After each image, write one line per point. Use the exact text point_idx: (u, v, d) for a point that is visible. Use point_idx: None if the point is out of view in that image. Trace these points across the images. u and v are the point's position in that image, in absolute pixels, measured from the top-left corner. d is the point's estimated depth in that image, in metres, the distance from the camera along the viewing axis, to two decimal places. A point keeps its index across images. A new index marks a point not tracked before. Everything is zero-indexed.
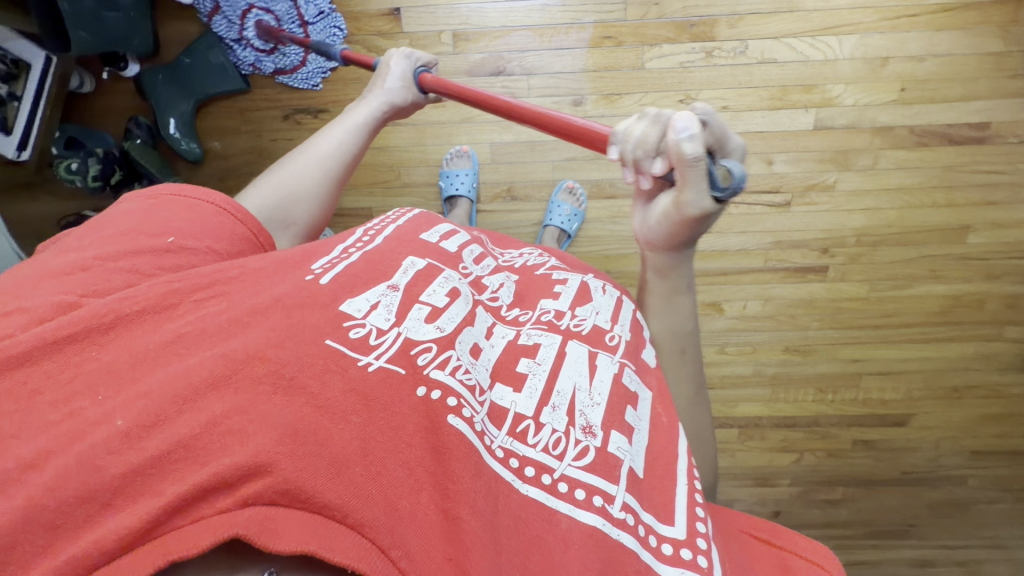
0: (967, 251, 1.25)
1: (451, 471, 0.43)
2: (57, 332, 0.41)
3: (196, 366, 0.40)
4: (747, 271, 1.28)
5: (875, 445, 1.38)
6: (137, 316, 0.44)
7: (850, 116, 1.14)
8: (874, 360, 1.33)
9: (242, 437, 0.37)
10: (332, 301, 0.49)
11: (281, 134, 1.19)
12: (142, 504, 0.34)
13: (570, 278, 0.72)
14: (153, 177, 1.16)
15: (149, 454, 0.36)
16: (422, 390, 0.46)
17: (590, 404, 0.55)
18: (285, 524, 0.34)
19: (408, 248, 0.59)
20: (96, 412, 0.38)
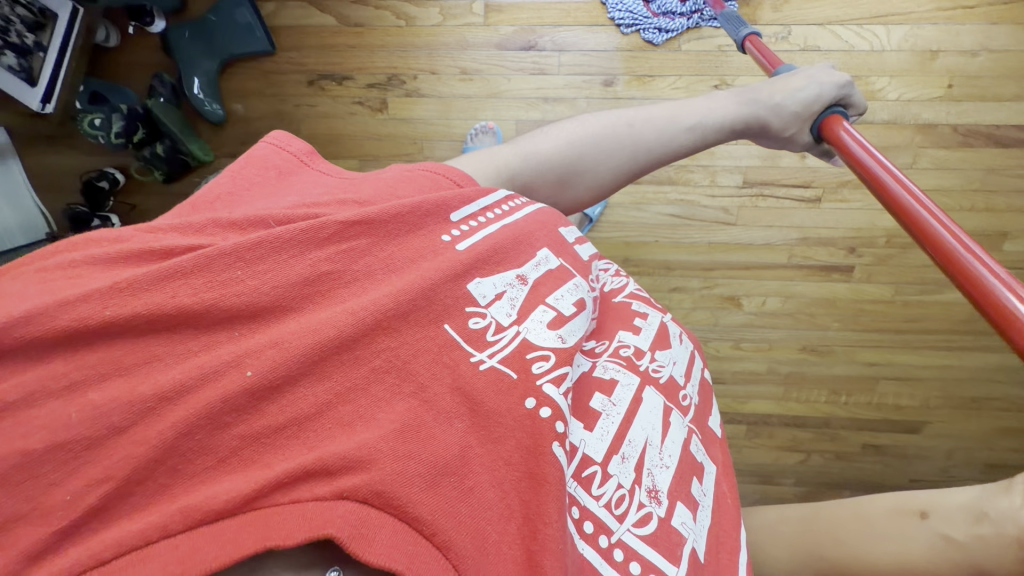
0: (1004, 259, 1.17)
1: (543, 510, 0.42)
2: (206, 252, 0.38)
3: (326, 322, 0.39)
4: (769, 267, 1.26)
5: (886, 452, 1.41)
6: (281, 244, 0.41)
7: (892, 111, 1.09)
8: (894, 366, 1.34)
9: (353, 427, 0.37)
10: (464, 275, 0.48)
11: (304, 99, 1.17)
12: (253, 472, 0.34)
13: (651, 314, 0.70)
14: (175, 137, 1.16)
15: (270, 421, 0.35)
16: (531, 402, 0.45)
17: (659, 464, 0.56)
18: (378, 530, 0.34)
19: (546, 239, 0.58)
20: (231, 351, 0.36)
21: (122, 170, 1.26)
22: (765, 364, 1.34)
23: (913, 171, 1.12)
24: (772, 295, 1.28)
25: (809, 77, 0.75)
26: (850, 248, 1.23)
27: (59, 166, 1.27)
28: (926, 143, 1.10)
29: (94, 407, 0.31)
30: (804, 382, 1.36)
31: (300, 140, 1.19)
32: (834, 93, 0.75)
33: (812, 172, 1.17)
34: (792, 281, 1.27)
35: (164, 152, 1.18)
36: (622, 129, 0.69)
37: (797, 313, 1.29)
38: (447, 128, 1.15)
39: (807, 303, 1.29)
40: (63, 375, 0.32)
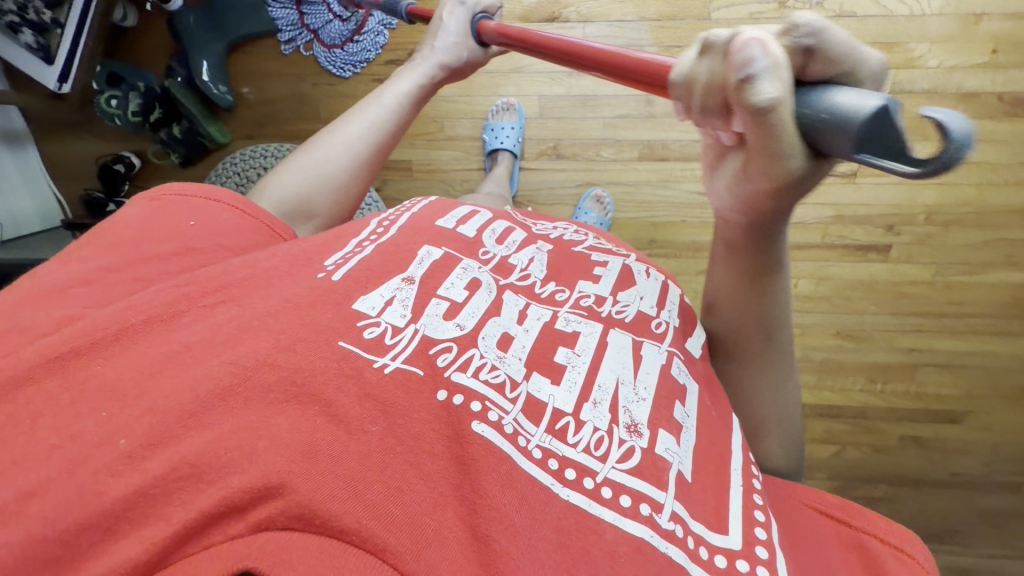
0: None
1: (478, 485, 0.42)
2: (54, 351, 0.40)
3: (204, 377, 0.40)
4: (802, 246, 1.21)
5: (926, 445, 1.33)
6: (138, 329, 0.43)
7: (933, 80, 1.04)
8: (936, 352, 1.27)
9: (250, 454, 0.38)
10: (345, 299, 0.49)
11: (325, 78, 1.15)
12: (150, 530, 0.35)
13: (610, 258, 0.68)
14: (194, 118, 1.14)
15: (151, 474, 0.37)
16: (442, 394, 0.46)
17: (634, 399, 0.52)
18: (296, 553, 0.35)
19: (423, 236, 0.58)
20: (95, 434, 0.37)
21: (138, 155, 1.24)
22: (799, 352, 1.28)
23: None
24: (804, 277, 1.23)
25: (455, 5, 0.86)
26: (887, 226, 1.18)
27: (74, 153, 1.24)
28: (971, 114, 1.06)
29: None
30: (840, 369, 1.30)
31: (319, 121, 1.17)
32: (467, 10, 0.85)
33: None
34: (827, 262, 1.22)
35: (182, 133, 1.17)
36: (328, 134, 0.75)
37: (833, 296, 1.24)
38: (468, 103, 1.16)
39: (843, 286, 1.23)
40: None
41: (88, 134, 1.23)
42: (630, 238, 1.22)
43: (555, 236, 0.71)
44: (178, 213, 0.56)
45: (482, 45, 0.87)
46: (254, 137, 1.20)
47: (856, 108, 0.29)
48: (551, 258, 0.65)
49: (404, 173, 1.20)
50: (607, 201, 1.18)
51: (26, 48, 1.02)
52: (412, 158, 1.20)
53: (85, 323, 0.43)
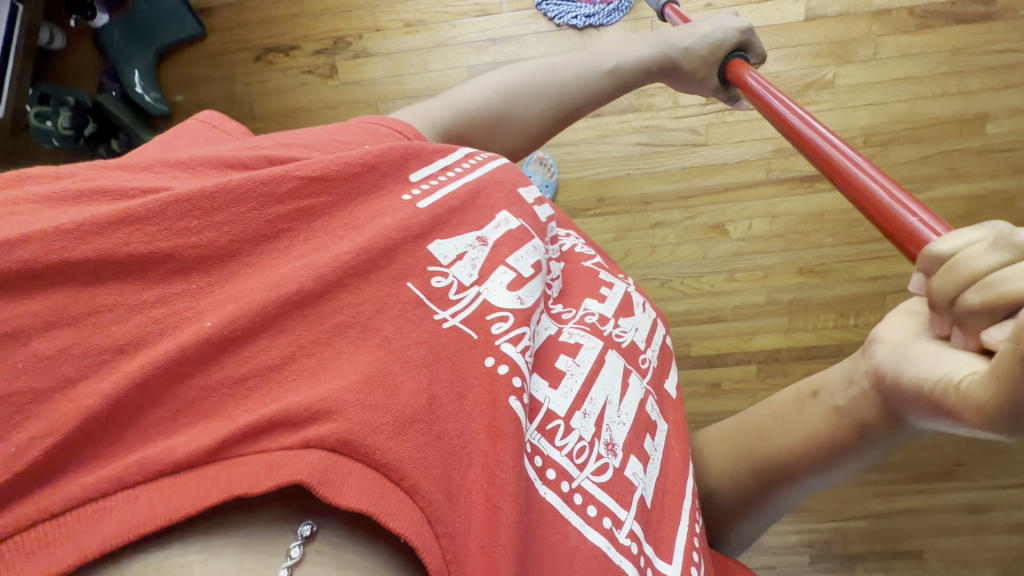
0: (987, 143, 1.13)
1: (502, 455, 0.37)
2: (169, 200, 0.33)
3: (287, 277, 0.35)
4: (750, 186, 1.21)
5: None
6: (242, 197, 0.36)
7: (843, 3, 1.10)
8: (900, 276, 1.24)
9: (311, 380, 0.32)
10: (424, 235, 0.44)
11: (254, 76, 1.18)
12: (201, 428, 0.28)
13: (615, 283, 0.67)
14: (128, 128, 1.16)
15: (222, 377, 0.31)
16: (490, 360, 0.41)
17: (616, 421, 0.53)
18: (347, 479, 0.28)
19: (507, 200, 0.54)
20: (189, 306, 0.32)
21: None
22: (764, 294, 1.27)
23: (877, 63, 1.12)
24: (758, 217, 1.23)
25: (715, 22, 0.75)
26: None
27: None
28: (884, 31, 1.10)
29: (42, 358, 0.27)
30: (809, 308, 1.27)
31: (255, 120, 1.19)
32: (740, 40, 0.75)
33: (774, 78, 1.13)
34: (776, 198, 1.22)
35: (120, 147, 1.21)
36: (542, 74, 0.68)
37: (787, 233, 1.24)
38: (399, 85, 1.14)
39: (795, 221, 1.23)
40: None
41: None
42: (579, 199, 1.23)
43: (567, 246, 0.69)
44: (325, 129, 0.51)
45: (723, 85, 0.78)
46: None
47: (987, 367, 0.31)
48: (562, 276, 0.63)
49: None
50: (550, 162, 1.21)
51: None
52: None
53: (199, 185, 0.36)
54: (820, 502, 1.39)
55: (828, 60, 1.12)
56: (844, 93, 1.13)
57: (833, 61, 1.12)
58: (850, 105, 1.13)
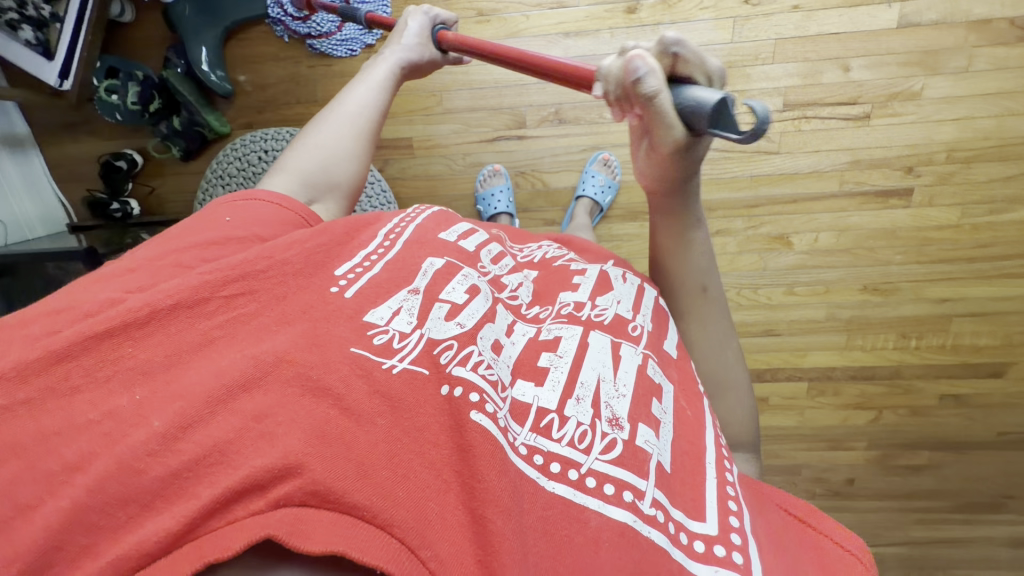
0: None
1: (476, 470, 0.37)
2: (97, 329, 0.38)
3: (227, 367, 0.37)
4: (820, 198, 1.15)
5: (966, 403, 1.26)
6: (172, 312, 0.40)
7: (940, 10, 1.04)
8: (970, 301, 1.19)
9: (272, 439, 0.34)
10: (354, 312, 0.44)
11: (320, 59, 1.16)
12: (181, 507, 0.31)
13: (589, 268, 0.66)
14: (192, 106, 1.15)
15: (185, 457, 0.33)
16: (446, 389, 0.41)
17: (615, 395, 0.49)
18: (315, 526, 0.30)
19: (428, 248, 0.54)
20: (134, 412, 0.35)
21: (140, 152, 1.23)
22: (823, 310, 1.22)
23: (969, 76, 1.07)
24: (825, 230, 1.17)
25: (409, 18, 0.82)
26: (907, 167, 1.12)
27: (74, 154, 1.25)
28: (980, 43, 1.05)
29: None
30: (869, 327, 1.22)
31: (317, 104, 1.19)
32: (429, 20, 0.83)
33: (857, 87, 1.08)
34: (847, 212, 1.16)
35: (181, 125, 1.17)
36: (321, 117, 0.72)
37: (855, 248, 1.18)
38: (467, 75, 1.15)
39: (865, 236, 1.17)
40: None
41: (87, 135, 1.24)
42: (639, 201, 1.20)
43: (539, 256, 0.69)
44: (218, 213, 0.55)
45: (442, 50, 0.83)
46: (253, 125, 1.21)
47: (706, 98, 0.44)
48: (533, 279, 0.63)
49: (405, 150, 1.20)
50: (615, 163, 1.16)
51: (25, 44, 1.03)
52: (411, 135, 1.19)
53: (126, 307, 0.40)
54: (857, 524, 1.33)
55: (916, 70, 1.07)
56: (931, 106, 1.09)
57: (921, 72, 1.07)
58: (936, 118, 1.09)
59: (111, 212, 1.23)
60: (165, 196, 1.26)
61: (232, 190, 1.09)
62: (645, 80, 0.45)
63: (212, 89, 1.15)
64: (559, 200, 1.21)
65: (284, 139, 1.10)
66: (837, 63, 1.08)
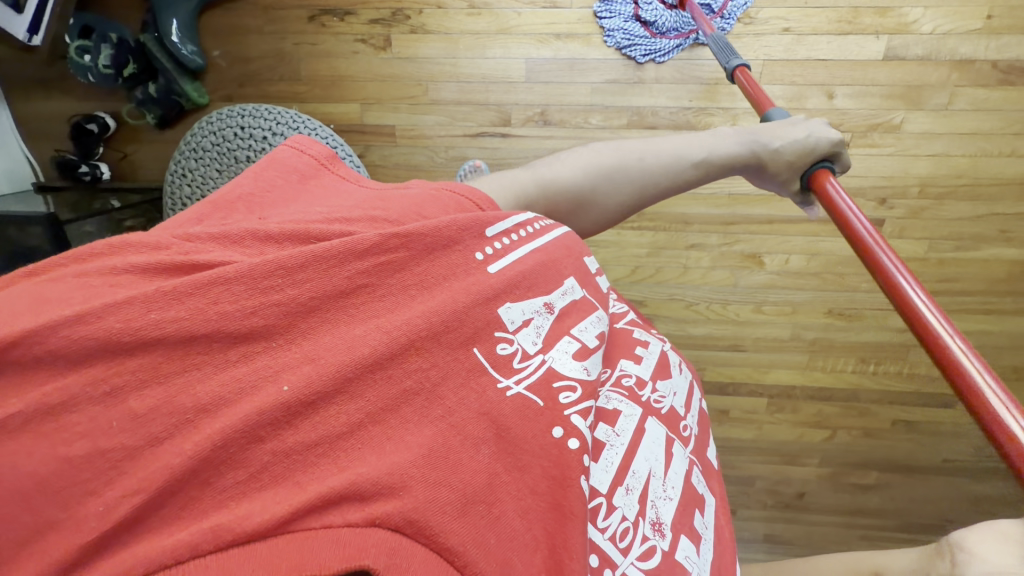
0: None
1: (568, 541, 0.39)
2: (269, 262, 0.36)
3: (359, 340, 0.36)
4: (796, 221, 1.17)
5: (917, 429, 1.30)
6: (322, 257, 0.38)
7: (927, 45, 1.05)
8: None
9: (381, 449, 0.34)
10: (494, 299, 0.45)
11: (306, 37, 1.14)
12: (287, 493, 0.30)
13: (651, 341, 0.69)
14: (170, 75, 1.14)
15: (302, 437, 0.32)
16: (558, 432, 0.44)
17: (663, 496, 0.55)
18: (410, 559, 0.30)
19: (573, 266, 0.56)
20: (268, 364, 0.33)
21: (114, 117, 1.20)
22: (789, 329, 1.24)
23: (948, 114, 1.09)
24: (797, 253, 1.19)
25: (809, 127, 0.67)
26: (881, 199, 1.14)
27: (49, 111, 1.20)
28: (963, 81, 1.07)
29: (136, 416, 0.29)
30: (832, 349, 1.25)
31: (301, 82, 1.17)
32: (825, 147, 0.66)
33: (840, 114, 1.10)
34: (819, 237, 1.18)
35: (158, 92, 1.15)
36: (632, 160, 0.62)
37: (824, 272, 1.20)
38: (454, 67, 1.13)
39: (835, 261, 1.19)
40: (105, 382, 0.29)
41: (61, 92, 1.19)
42: None
43: None
44: (417, 195, 0.51)
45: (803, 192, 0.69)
46: (233, 98, 1.18)
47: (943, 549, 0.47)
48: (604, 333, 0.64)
49: (388, 137, 1.18)
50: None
51: None
52: (395, 123, 1.17)
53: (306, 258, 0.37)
54: (805, 536, 1.40)
55: (898, 103, 1.08)
56: (910, 139, 1.10)
57: (903, 105, 1.08)
58: (913, 152, 1.11)
59: (80, 174, 1.20)
60: (139, 163, 1.23)
61: (205, 164, 1.07)
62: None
63: (184, 62, 1.13)
64: None
65: (264, 117, 1.07)
66: (823, 89, 1.08)
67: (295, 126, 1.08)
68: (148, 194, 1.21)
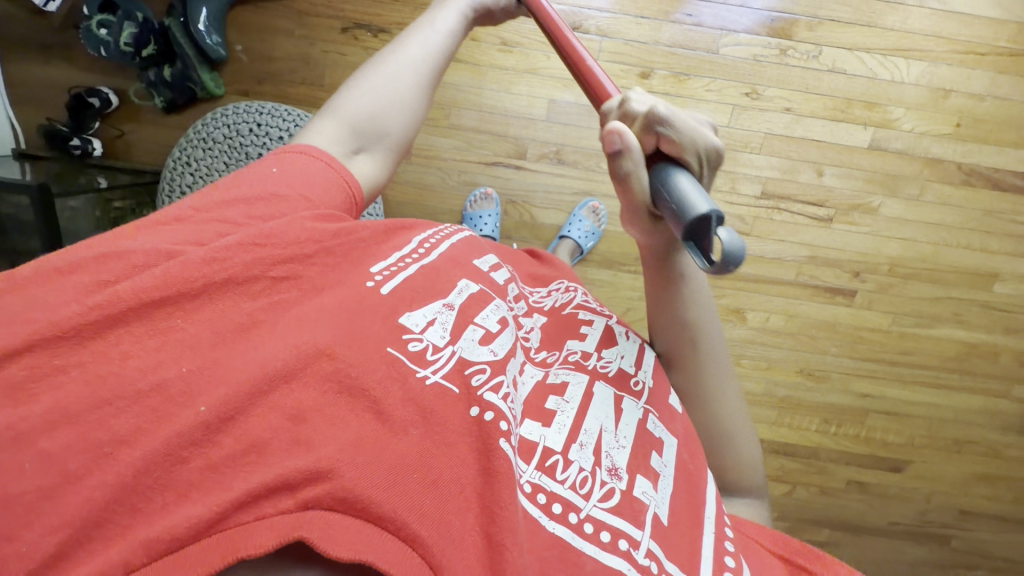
0: (991, 298, 1.27)
1: (499, 496, 0.42)
2: (153, 297, 0.39)
3: (271, 355, 0.39)
4: (778, 282, 1.23)
5: (868, 490, 1.37)
6: (220, 289, 0.42)
7: (905, 141, 1.18)
8: (885, 399, 1.32)
9: (308, 445, 0.37)
10: (392, 310, 0.47)
11: (334, 46, 1.15)
12: (212, 496, 0.34)
13: (595, 318, 0.66)
14: (188, 60, 1.11)
15: (225, 451, 0.36)
16: (474, 410, 0.45)
17: (616, 446, 0.54)
18: (340, 531, 0.34)
19: (464, 270, 0.54)
20: (180, 390, 0.37)
21: (117, 93, 1.16)
22: (761, 384, 1.29)
23: (919, 203, 1.21)
24: (777, 312, 1.25)
25: None
26: (854, 272, 1.24)
27: (40, 78, 1.15)
28: (932, 177, 1.20)
29: (49, 454, 0.33)
30: (799, 408, 1.31)
31: (322, 88, 1.17)
32: None
33: (827, 191, 1.20)
34: (798, 300, 1.25)
35: (172, 76, 1.12)
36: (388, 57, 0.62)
37: (799, 333, 1.26)
38: (478, 96, 1.17)
39: (809, 324, 1.26)
40: (10, 428, 0.33)
41: (60, 60, 1.14)
42: (618, 251, 1.24)
43: (549, 303, 0.66)
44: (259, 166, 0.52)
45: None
46: (248, 93, 1.17)
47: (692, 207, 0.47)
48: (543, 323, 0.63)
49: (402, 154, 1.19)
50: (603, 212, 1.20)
51: None
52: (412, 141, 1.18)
53: (171, 268, 0.40)
54: None
55: (877, 188, 1.20)
56: (884, 222, 1.22)
57: (882, 191, 1.20)
58: (886, 234, 1.22)
59: (69, 147, 1.13)
60: (134, 144, 1.19)
61: (213, 155, 1.04)
62: (625, 158, 0.53)
63: (205, 51, 1.10)
64: (543, 234, 1.24)
65: (282, 117, 1.07)
66: (813, 166, 1.18)
67: None
68: (138, 176, 1.16)
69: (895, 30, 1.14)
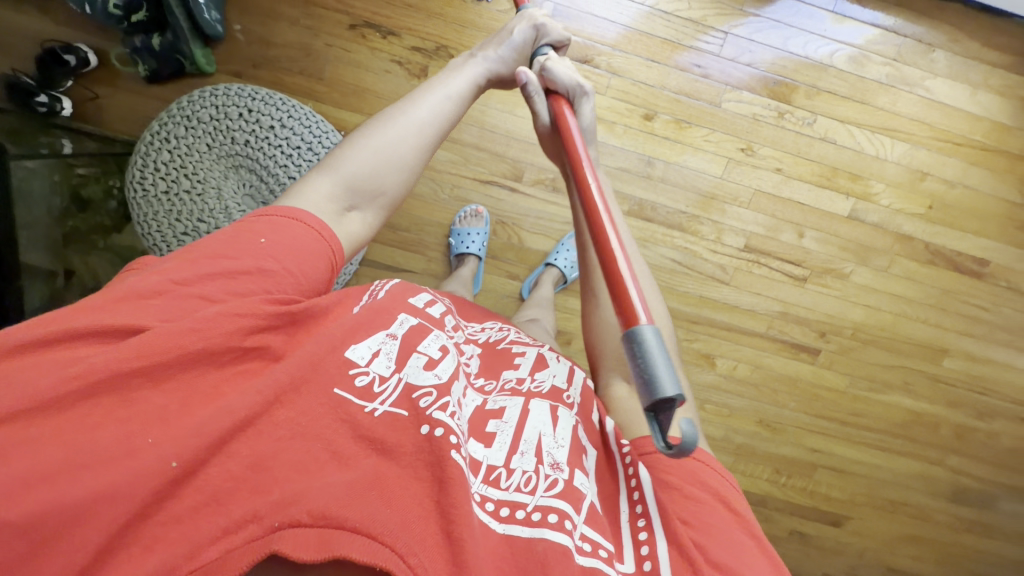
0: (939, 372, 1.35)
1: (449, 496, 0.43)
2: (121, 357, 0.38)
3: (229, 410, 0.39)
4: (749, 333, 1.26)
5: (808, 541, 1.40)
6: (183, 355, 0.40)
7: (880, 215, 1.24)
8: (834, 456, 1.37)
9: (268, 486, 0.39)
10: (339, 342, 0.47)
11: (340, 41, 1.11)
12: (183, 545, 0.35)
13: (528, 347, 0.67)
14: (181, 33, 1.03)
15: (188, 504, 0.37)
16: (425, 427, 0.45)
17: (556, 445, 0.52)
18: (306, 538, 0.37)
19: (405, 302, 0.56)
20: (137, 451, 0.36)
21: (96, 54, 1.08)
22: (721, 430, 1.30)
23: (885, 275, 1.27)
24: (744, 362, 1.28)
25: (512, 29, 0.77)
26: (820, 332, 1.29)
27: (13, 24, 1.06)
28: (901, 253, 1.26)
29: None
30: (753, 457, 1.33)
31: (321, 82, 1.12)
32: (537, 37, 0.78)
33: (805, 252, 1.24)
34: (764, 352, 1.28)
35: (161, 46, 1.05)
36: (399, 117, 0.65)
37: (762, 384, 1.30)
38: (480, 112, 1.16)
39: (772, 376, 1.30)
40: None
41: (40, 10, 1.07)
42: None
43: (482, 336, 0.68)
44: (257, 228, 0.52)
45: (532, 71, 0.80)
46: (241, 75, 1.12)
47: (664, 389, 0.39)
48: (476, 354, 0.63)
49: None
50: None
51: None
52: None
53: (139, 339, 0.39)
54: None
55: (850, 256, 1.25)
56: (853, 288, 1.27)
57: (854, 259, 1.25)
58: (853, 300, 1.27)
59: (33, 103, 1.03)
60: (108, 109, 1.11)
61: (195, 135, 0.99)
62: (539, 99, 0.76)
63: (202, 27, 1.04)
64: (528, 258, 1.21)
65: (275, 105, 1.02)
66: (795, 228, 1.23)
67: (306, 123, 1.03)
68: (109, 146, 1.10)
69: (884, 110, 1.20)
